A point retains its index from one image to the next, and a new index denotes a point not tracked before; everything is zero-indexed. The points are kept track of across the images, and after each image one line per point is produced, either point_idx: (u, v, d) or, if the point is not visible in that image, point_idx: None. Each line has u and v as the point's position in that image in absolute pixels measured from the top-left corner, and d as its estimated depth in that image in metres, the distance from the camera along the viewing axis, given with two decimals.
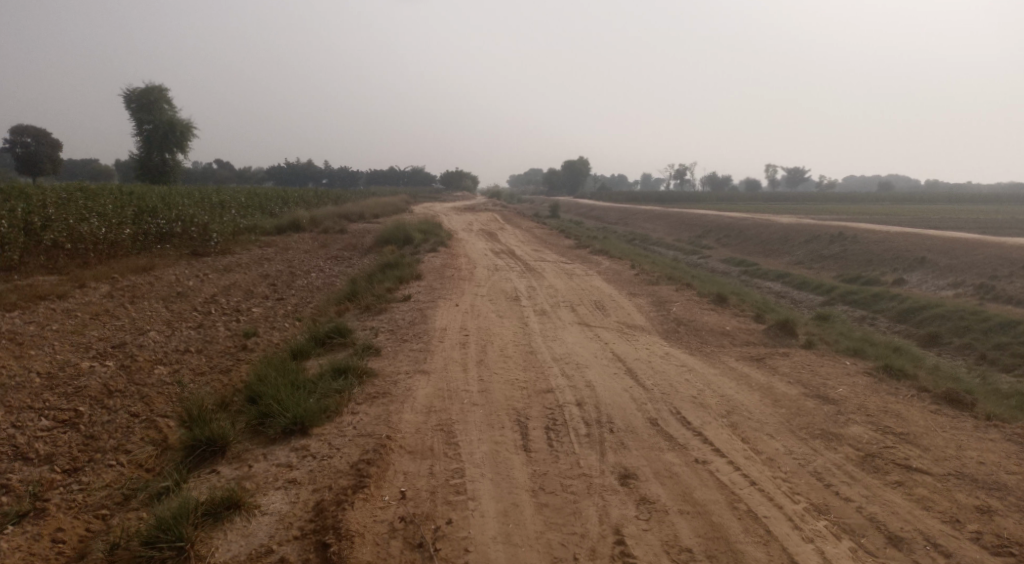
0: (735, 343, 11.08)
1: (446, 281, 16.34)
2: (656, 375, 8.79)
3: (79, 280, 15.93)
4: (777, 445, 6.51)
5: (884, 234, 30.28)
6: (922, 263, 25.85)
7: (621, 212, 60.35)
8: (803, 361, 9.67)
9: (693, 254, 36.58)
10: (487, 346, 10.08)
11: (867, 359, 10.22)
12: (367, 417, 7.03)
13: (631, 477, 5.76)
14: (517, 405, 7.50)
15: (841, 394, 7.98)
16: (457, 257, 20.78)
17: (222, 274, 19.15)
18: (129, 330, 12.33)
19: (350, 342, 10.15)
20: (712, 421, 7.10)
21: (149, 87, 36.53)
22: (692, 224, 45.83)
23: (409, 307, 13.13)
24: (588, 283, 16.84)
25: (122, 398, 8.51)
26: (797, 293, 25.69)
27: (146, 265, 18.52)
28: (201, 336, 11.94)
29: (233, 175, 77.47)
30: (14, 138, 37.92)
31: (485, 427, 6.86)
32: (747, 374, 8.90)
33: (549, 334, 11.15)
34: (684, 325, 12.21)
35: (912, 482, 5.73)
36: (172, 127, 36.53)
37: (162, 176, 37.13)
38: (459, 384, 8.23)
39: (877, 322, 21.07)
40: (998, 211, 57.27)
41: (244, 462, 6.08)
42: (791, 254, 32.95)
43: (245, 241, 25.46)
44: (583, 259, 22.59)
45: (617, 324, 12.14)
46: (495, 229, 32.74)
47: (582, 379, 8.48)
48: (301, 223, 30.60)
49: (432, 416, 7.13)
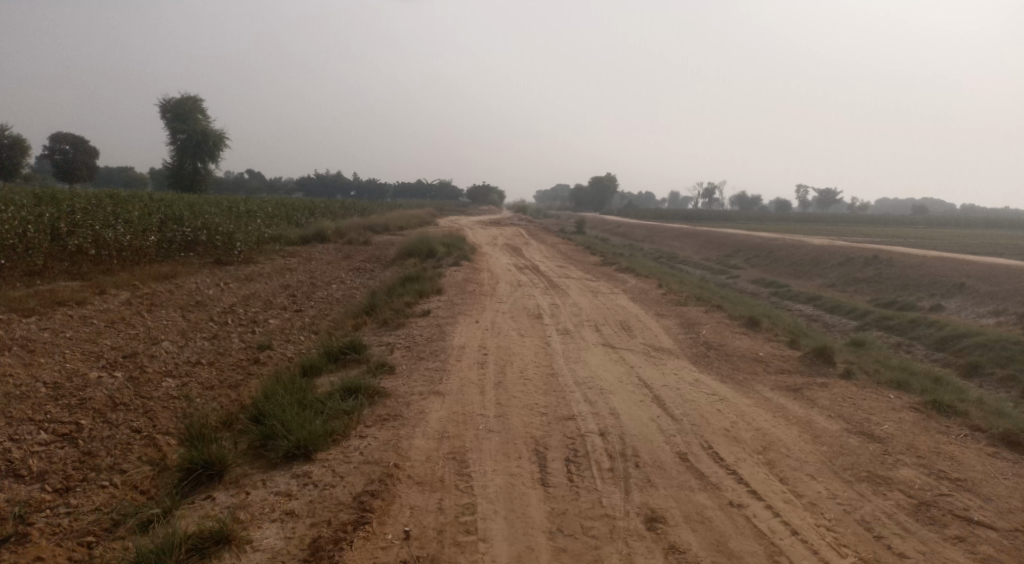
0: (769, 371, 10.47)
1: (467, 296, 15.92)
2: (685, 404, 8.25)
3: (100, 286, 15.82)
4: (819, 488, 5.95)
5: (920, 258, 29.27)
6: (961, 290, 24.85)
7: (647, 230, 59.60)
8: (844, 393, 9.05)
9: (721, 274, 35.81)
10: (506, 366, 9.61)
11: (912, 392, 9.56)
12: (376, 442, 6.59)
13: (658, 521, 5.24)
14: (536, 434, 7.01)
15: (888, 431, 7.35)
16: (479, 272, 20.37)
17: (243, 283, 18.98)
18: (143, 340, 12.08)
19: (364, 359, 9.74)
20: (746, 459, 6.54)
21: (185, 97, 36.99)
22: (721, 243, 44.98)
23: (427, 323, 12.72)
24: (613, 302, 16.31)
25: (126, 411, 8.20)
26: (829, 317, 24.86)
27: (169, 273, 18.42)
28: (215, 348, 11.64)
29: (264, 186, 78.23)
30: (53, 146, 38.72)
31: (501, 457, 6.39)
32: (783, 406, 8.32)
33: (572, 355, 10.66)
34: (715, 350, 11.63)
35: (975, 538, 5.13)
36: (205, 137, 36.83)
37: (193, 184, 37.37)
38: (475, 407, 7.76)
39: (913, 350, 20.19)
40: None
41: (239, 490, 5.68)
42: (823, 277, 32.05)
43: (269, 250, 25.36)
44: (608, 277, 22.07)
45: (643, 347, 11.60)
46: (520, 244, 32.32)
47: (606, 407, 7.96)
48: (326, 234, 30.51)
49: (444, 442, 6.67)
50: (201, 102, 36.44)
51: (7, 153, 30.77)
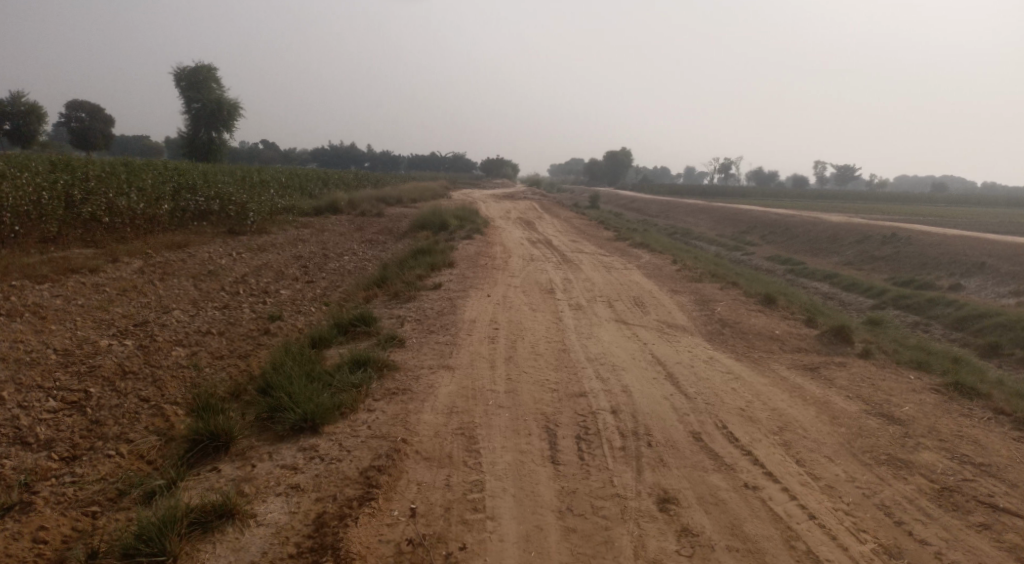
0: (785, 350, 10.26)
1: (479, 270, 15.75)
2: (699, 382, 8.08)
3: (113, 254, 15.80)
4: (837, 471, 5.79)
5: (940, 237, 28.74)
6: (981, 269, 24.37)
7: (662, 205, 58.97)
8: (862, 373, 8.85)
9: (735, 250, 35.38)
10: (517, 341, 9.47)
11: (932, 373, 9.33)
12: (383, 416, 6.49)
13: (671, 501, 5.11)
14: (546, 410, 6.89)
15: (908, 413, 7.15)
16: (491, 246, 20.18)
17: (255, 253, 18.91)
18: (154, 309, 12.04)
19: (374, 332, 9.63)
20: (762, 439, 6.38)
21: (199, 65, 36.71)
22: (736, 219, 44.42)
23: (438, 296, 12.59)
24: (627, 278, 16.09)
25: (135, 380, 8.15)
26: (845, 296, 24.50)
27: (182, 242, 18.38)
28: (225, 318, 11.59)
29: (278, 156, 78.07)
30: (70, 113, 38.71)
31: (511, 434, 6.27)
32: (800, 386, 8.13)
33: (585, 330, 10.50)
34: (729, 327, 11.43)
35: (1001, 526, 4.95)
36: (219, 106, 36.61)
37: (207, 153, 37.26)
38: (485, 383, 7.64)
39: (931, 330, 19.86)
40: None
41: (244, 462, 5.60)
42: (840, 254, 31.57)
43: (281, 220, 25.28)
44: (622, 252, 21.82)
45: (656, 323, 11.43)
46: (533, 218, 32.03)
47: (618, 384, 7.82)
48: (339, 205, 30.36)
49: (453, 418, 6.57)
50: (216, 71, 36.17)
51: (23, 120, 30.74)
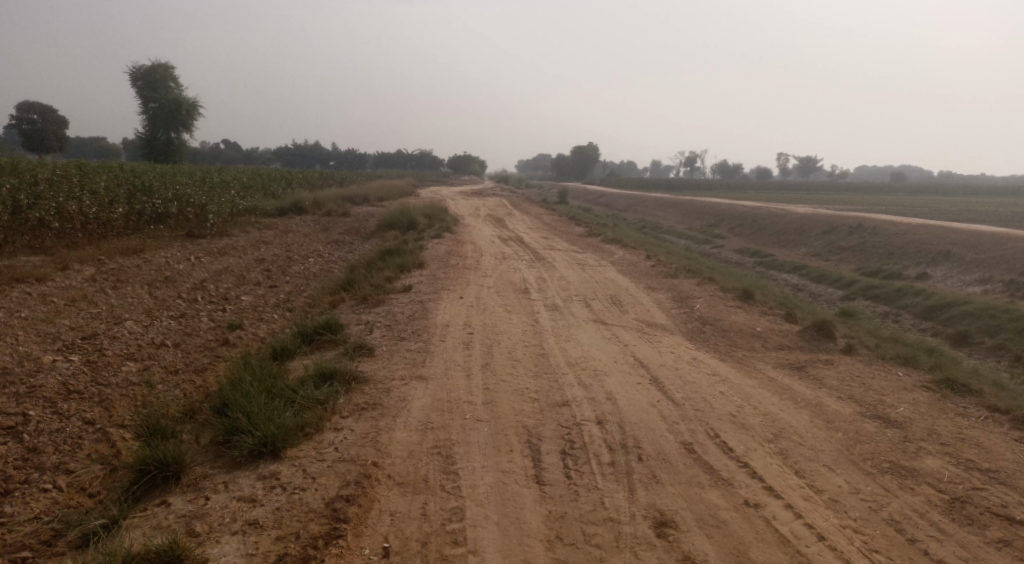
0: (769, 347, 9.96)
1: (450, 270, 15.22)
2: (687, 386, 7.69)
3: (63, 261, 14.92)
4: (840, 482, 5.48)
5: (905, 226, 28.96)
6: (947, 258, 24.55)
7: (631, 199, 58.96)
8: (850, 372, 8.57)
9: (705, 244, 35.34)
10: (493, 347, 9.00)
11: (919, 369, 9.09)
12: (351, 436, 5.96)
13: (668, 525, 4.73)
14: (528, 423, 6.44)
15: (904, 415, 6.87)
16: (462, 244, 19.64)
17: (216, 257, 18.12)
18: (105, 320, 11.28)
19: (341, 340, 9.07)
20: (757, 449, 6.02)
21: (157, 64, 35.45)
22: (704, 212, 44.46)
23: (409, 300, 12.06)
24: (601, 275, 15.72)
25: (80, 400, 7.49)
26: (815, 287, 24.51)
27: (137, 247, 17.50)
28: (181, 328, 10.89)
29: (241, 156, 76.34)
30: (20, 115, 37.02)
31: (491, 452, 5.82)
32: (789, 387, 7.80)
33: (563, 332, 10.08)
34: (710, 325, 11.11)
35: (1021, 542, 4.68)
36: (178, 106, 35.40)
37: (167, 155, 36.01)
38: (461, 394, 7.15)
39: (900, 320, 19.88)
40: (1005, 206, 55.49)
41: (195, 495, 5.04)
42: (808, 246, 31.68)
43: (244, 222, 24.40)
44: (594, 248, 21.48)
45: (636, 323, 11.05)
46: (503, 215, 31.56)
47: (602, 391, 7.39)
48: (304, 205, 29.49)
49: (428, 435, 6.08)
50: (173, 69, 34.94)
51: None
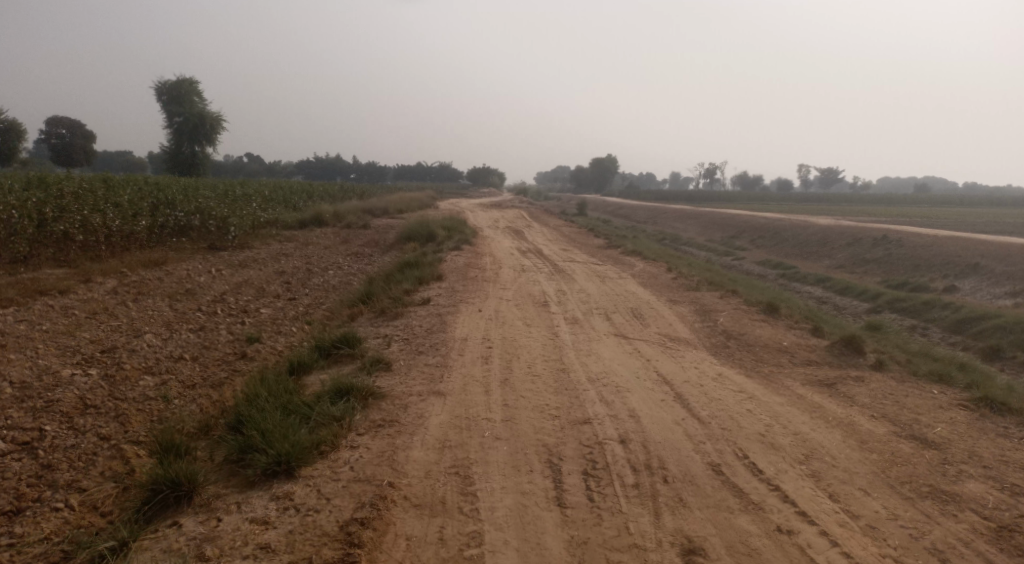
0: (795, 363, 9.69)
1: (469, 283, 15.09)
2: (712, 403, 7.46)
3: (86, 274, 15.02)
4: (877, 507, 5.24)
5: (931, 238, 28.39)
6: (976, 270, 23.96)
7: (650, 210, 58.62)
8: (883, 389, 8.28)
9: (726, 256, 34.92)
10: (513, 361, 8.83)
11: (954, 386, 8.77)
12: (367, 454, 5.81)
13: (697, 553, 4.54)
14: (549, 442, 6.25)
15: (942, 436, 6.58)
16: (481, 257, 19.52)
17: (236, 270, 18.16)
18: (125, 333, 11.29)
19: (358, 354, 8.96)
20: (788, 470, 5.78)
21: (181, 79, 35.96)
22: (725, 224, 43.98)
23: (427, 313, 11.94)
24: (622, 288, 15.50)
25: (96, 415, 7.43)
26: (839, 300, 24.05)
27: (159, 259, 17.60)
28: (200, 341, 10.86)
29: (263, 169, 77.20)
30: (49, 129, 37.69)
31: (510, 471, 5.64)
32: (819, 405, 7.53)
33: (584, 346, 9.88)
34: (735, 339, 10.85)
35: None
36: (202, 120, 35.84)
37: (190, 168, 36.41)
38: (479, 411, 6.98)
39: (929, 334, 19.39)
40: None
41: (207, 516, 4.92)
42: (831, 258, 31.15)
43: (265, 234, 24.52)
44: (614, 260, 21.26)
45: (658, 336, 10.82)
46: (522, 227, 31.45)
47: (625, 408, 7.18)
48: (324, 218, 29.61)
49: (445, 454, 5.91)
50: (197, 84, 35.40)
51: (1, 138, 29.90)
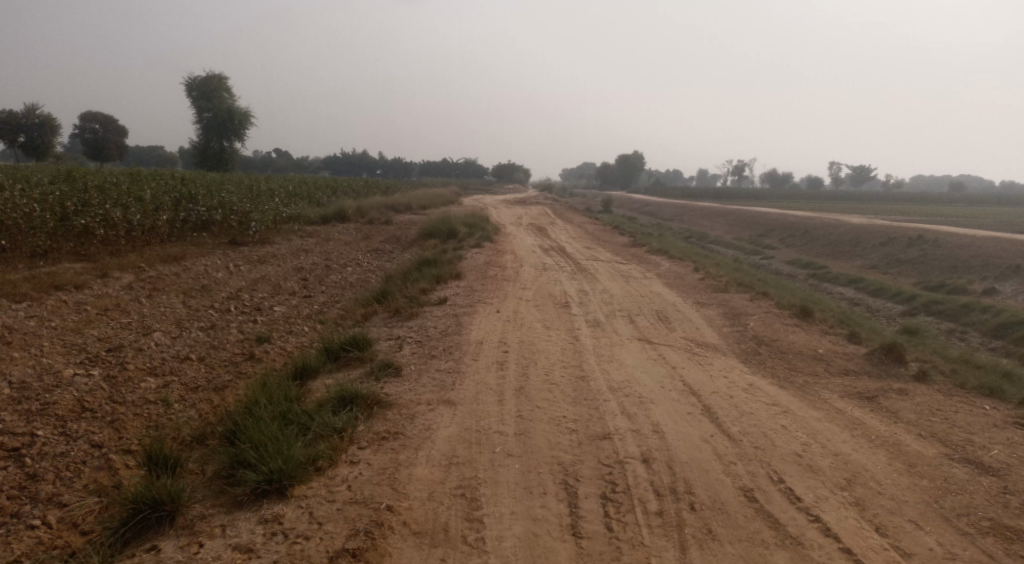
0: (832, 372, 9.06)
1: (488, 282, 14.64)
2: (744, 418, 6.89)
3: (103, 268, 14.83)
4: (931, 542, 4.69)
5: (969, 238, 27.31)
6: (1017, 272, 22.92)
7: (676, 208, 57.70)
8: (929, 403, 7.65)
9: (754, 255, 34.00)
10: (529, 367, 8.33)
11: (1007, 401, 8.09)
12: (367, 472, 5.38)
13: None
14: (565, 459, 5.76)
15: (1001, 460, 5.95)
16: (502, 254, 19.06)
17: (254, 265, 17.90)
18: (135, 331, 11.01)
19: (368, 357, 8.55)
20: (829, 498, 5.22)
21: (211, 75, 35.96)
22: (753, 222, 42.94)
23: (443, 313, 11.49)
24: (647, 288, 14.93)
25: (91, 419, 7.10)
26: (873, 302, 23.16)
27: (178, 254, 17.39)
28: (209, 341, 10.52)
29: (290, 165, 77.58)
30: (83, 124, 37.99)
31: (522, 494, 5.17)
32: (860, 421, 6.92)
33: (605, 352, 9.35)
34: (766, 346, 10.24)
35: None
36: (231, 115, 35.82)
37: (219, 163, 36.44)
38: (491, 423, 6.49)
39: (968, 338, 18.50)
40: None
41: (188, 540, 4.57)
42: (864, 258, 30.13)
43: (286, 230, 24.28)
44: (639, 259, 20.65)
45: (684, 341, 10.26)
46: (546, 224, 30.93)
47: (648, 422, 6.65)
48: (346, 213, 29.36)
49: (452, 472, 5.46)
50: (226, 79, 35.38)
51: (35, 132, 30.10)
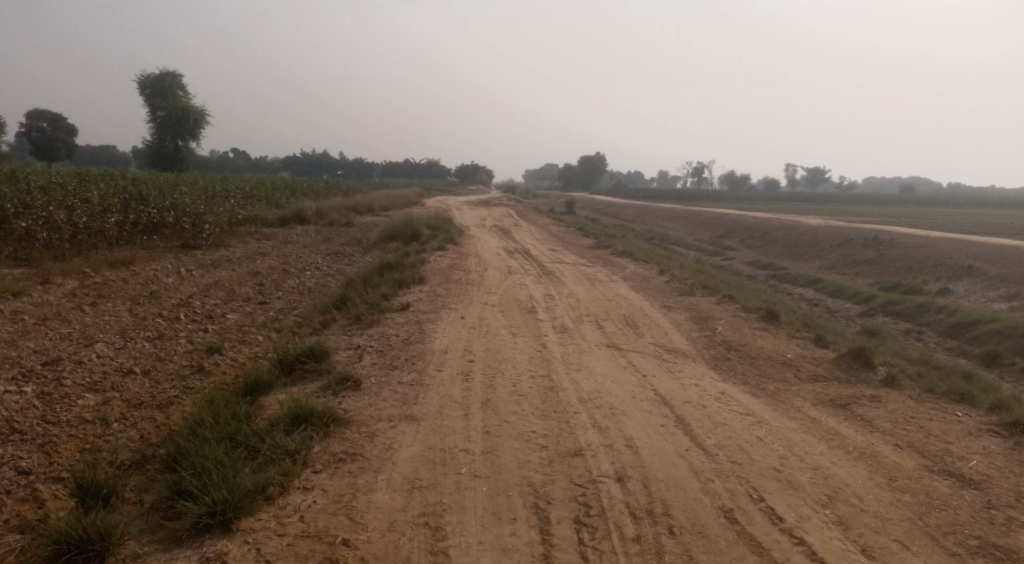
0: (803, 379, 8.91)
1: (452, 286, 14.25)
2: (719, 430, 6.65)
3: (45, 274, 13.99)
4: None
5: (922, 239, 27.84)
6: (969, 272, 23.39)
7: (638, 210, 57.98)
8: (902, 411, 7.53)
9: (715, 256, 34.20)
10: (496, 378, 7.98)
11: (977, 407, 8.02)
12: (322, 499, 4.97)
13: None
14: (535, 480, 5.43)
15: (981, 471, 5.82)
16: (466, 257, 18.67)
17: (208, 270, 17.18)
18: (75, 342, 10.31)
19: (325, 370, 8.10)
20: (811, 517, 4.99)
21: (164, 73, 34.76)
22: (713, 223, 43.29)
23: (405, 320, 11.06)
24: (613, 292, 14.69)
25: (19, 442, 6.51)
26: (832, 302, 23.39)
27: (127, 258, 16.56)
28: (155, 352, 9.91)
29: (248, 165, 75.81)
30: (30, 123, 36.34)
31: (490, 520, 4.82)
32: (836, 431, 6.73)
33: (573, 360, 9.05)
34: (736, 351, 10.08)
35: None
36: (186, 115, 34.67)
37: (173, 163, 35.24)
38: (456, 440, 6.12)
39: (925, 338, 18.74)
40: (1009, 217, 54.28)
41: None
42: (822, 258, 30.53)
43: (243, 232, 23.48)
44: (605, 261, 20.46)
45: (653, 348, 10.03)
46: (509, 226, 30.58)
47: (621, 436, 6.36)
48: (305, 215, 28.59)
49: (415, 497, 5.09)
50: (181, 77, 34.22)
51: None
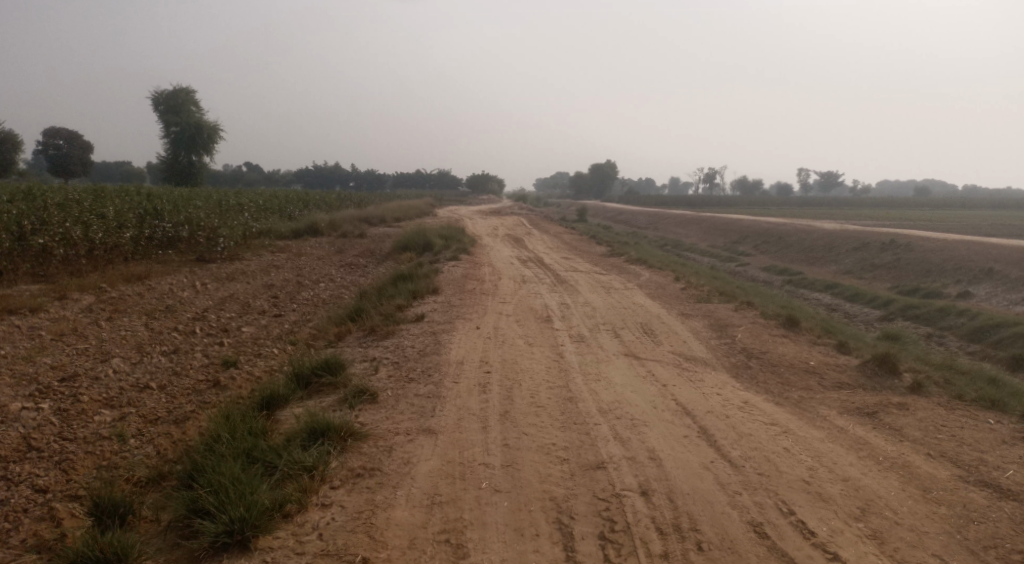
0: (827, 386, 8.72)
1: (467, 296, 14.16)
2: (744, 440, 6.49)
3: (62, 290, 14.05)
4: None
5: (940, 242, 27.45)
6: (990, 275, 23.02)
7: (650, 217, 57.74)
8: (932, 419, 7.33)
9: (730, 262, 33.92)
10: (514, 389, 7.86)
11: (1008, 414, 7.80)
12: (340, 516, 4.87)
13: None
14: (557, 494, 5.30)
15: (1018, 482, 5.63)
16: (479, 267, 18.59)
17: (222, 283, 17.21)
18: (91, 357, 10.30)
19: (341, 383, 8.02)
20: (844, 531, 4.83)
21: (177, 89, 35.09)
22: (726, 229, 42.99)
23: (421, 332, 10.98)
24: (629, 300, 14.54)
25: (36, 460, 6.47)
26: (850, 307, 23.08)
27: (142, 273, 16.62)
28: (171, 367, 9.88)
29: (261, 178, 76.37)
30: (47, 140, 36.79)
31: (512, 537, 4.70)
32: (865, 440, 6.55)
33: (591, 369, 8.92)
34: (757, 358, 9.90)
35: None
36: (199, 130, 34.95)
37: (187, 178, 35.50)
38: (475, 454, 6.00)
39: (946, 342, 18.42)
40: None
41: None
42: (838, 263, 30.19)
43: (257, 245, 23.55)
44: (619, 269, 20.31)
45: (672, 356, 9.88)
46: (522, 235, 30.51)
47: (643, 448, 6.22)
48: (319, 227, 28.66)
49: (435, 513, 4.97)
50: (194, 93, 34.51)
51: None
